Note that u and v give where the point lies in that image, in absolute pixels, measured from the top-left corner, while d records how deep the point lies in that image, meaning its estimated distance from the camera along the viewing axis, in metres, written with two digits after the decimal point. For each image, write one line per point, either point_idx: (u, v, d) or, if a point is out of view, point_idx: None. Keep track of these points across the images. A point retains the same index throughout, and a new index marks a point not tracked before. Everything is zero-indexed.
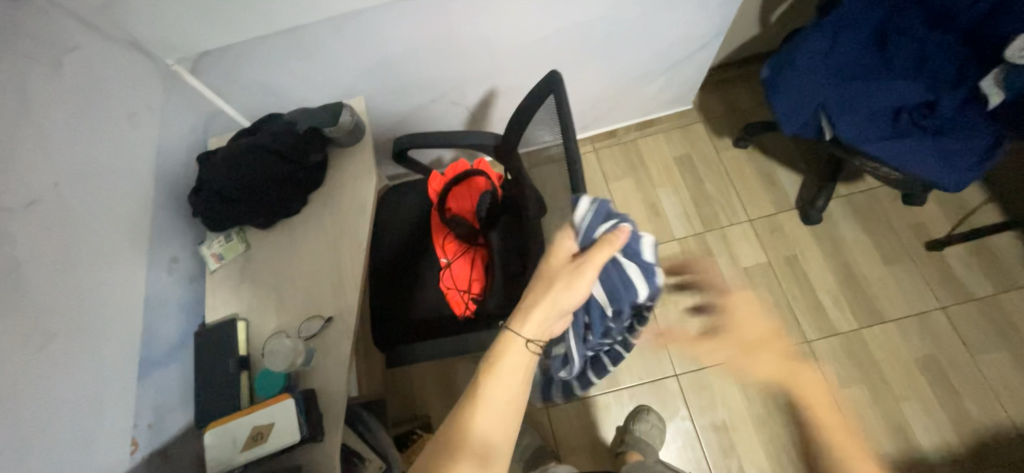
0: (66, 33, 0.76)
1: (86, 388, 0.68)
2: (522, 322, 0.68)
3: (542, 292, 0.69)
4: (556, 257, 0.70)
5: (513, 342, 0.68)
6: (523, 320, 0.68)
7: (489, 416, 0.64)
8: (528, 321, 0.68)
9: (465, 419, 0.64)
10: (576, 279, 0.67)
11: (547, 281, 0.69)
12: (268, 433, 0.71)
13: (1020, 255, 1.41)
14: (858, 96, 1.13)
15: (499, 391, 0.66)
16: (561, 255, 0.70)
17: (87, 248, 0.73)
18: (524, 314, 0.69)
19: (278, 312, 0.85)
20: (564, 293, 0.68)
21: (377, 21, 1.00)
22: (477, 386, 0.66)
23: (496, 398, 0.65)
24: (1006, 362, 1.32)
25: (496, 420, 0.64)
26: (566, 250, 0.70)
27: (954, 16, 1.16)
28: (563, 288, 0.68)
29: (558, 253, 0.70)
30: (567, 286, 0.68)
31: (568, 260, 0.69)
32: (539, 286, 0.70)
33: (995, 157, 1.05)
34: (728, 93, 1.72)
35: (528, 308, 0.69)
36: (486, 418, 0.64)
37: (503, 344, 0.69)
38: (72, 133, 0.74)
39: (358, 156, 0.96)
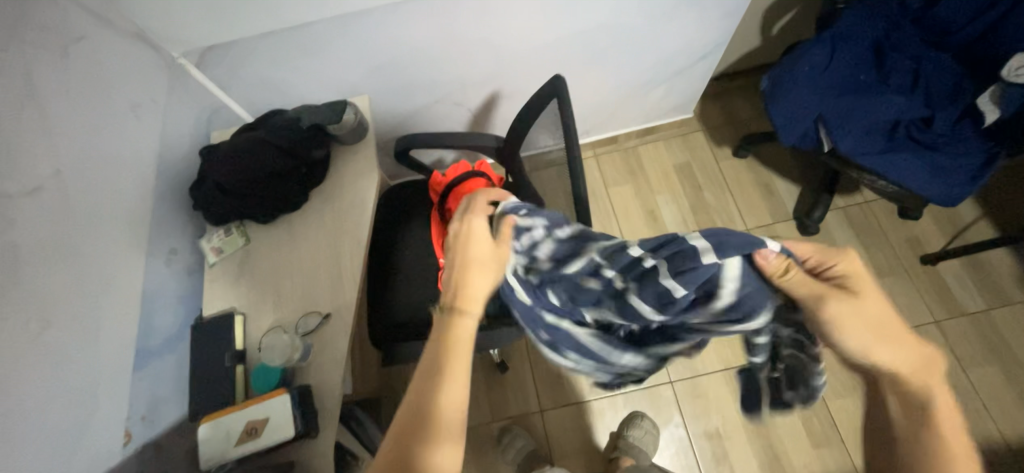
0: (74, 23, 0.77)
1: (81, 378, 0.67)
2: (457, 302, 0.64)
3: (472, 278, 0.65)
4: (475, 241, 0.67)
5: (450, 323, 0.63)
6: (461, 306, 0.64)
7: (445, 387, 0.58)
8: (463, 304, 0.64)
9: (422, 396, 0.58)
10: (497, 263, 0.67)
11: (470, 268, 0.66)
12: (263, 428, 0.70)
13: (1012, 271, 1.43)
14: (856, 110, 1.15)
15: (455, 358, 0.61)
16: (479, 241, 0.67)
17: (87, 238, 0.73)
18: (455, 301, 0.64)
19: (275, 307, 0.85)
20: (484, 279, 0.65)
21: (384, 21, 1.01)
22: (429, 362, 0.61)
23: (452, 366, 0.60)
24: (997, 377, 1.33)
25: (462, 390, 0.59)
26: (479, 236, 0.67)
27: (952, 34, 1.18)
28: (487, 274, 0.66)
29: (477, 239, 0.67)
30: (492, 271, 0.66)
31: (489, 244, 0.67)
32: (457, 271, 0.66)
33: (988, 173, 1.06)
34: (728, 103, 1.74)
35: (453, 295, 0.65)
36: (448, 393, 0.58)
37: (447, 328, 0.63)
38: (75, 122, 0.74)
39: (361, 154, 0.96)
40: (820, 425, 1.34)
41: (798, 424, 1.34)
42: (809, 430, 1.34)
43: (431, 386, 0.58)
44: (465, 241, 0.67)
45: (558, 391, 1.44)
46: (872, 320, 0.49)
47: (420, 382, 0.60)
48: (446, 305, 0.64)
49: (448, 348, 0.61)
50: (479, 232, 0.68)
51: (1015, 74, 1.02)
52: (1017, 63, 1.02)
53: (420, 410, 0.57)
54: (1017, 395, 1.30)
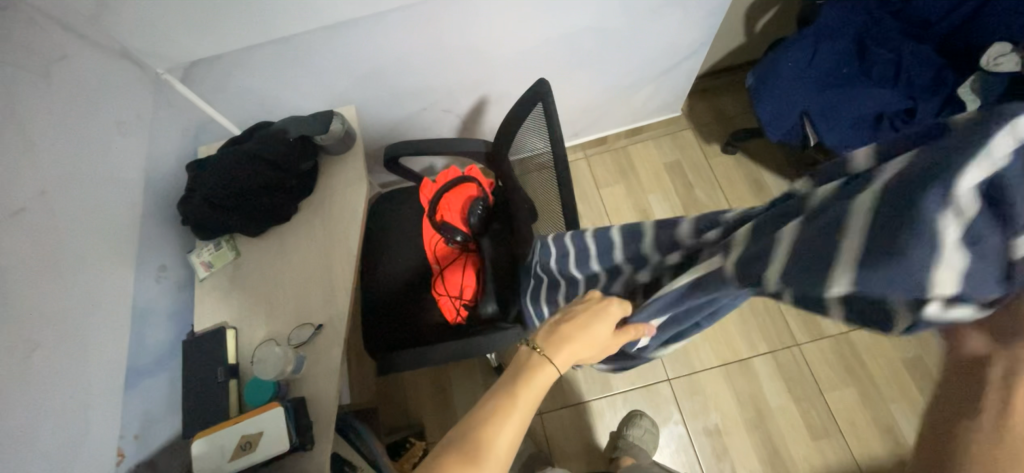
0: (56, 43, 0.76)
1: (73, 399, 0.67)
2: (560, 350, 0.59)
3: (580, 349, 0.59)
4: (609, 320, 0.59)
5: (541, 369, 0.59)
6: (553, 362, 0.59)
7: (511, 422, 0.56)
8: (563, 365, 0.59)
9: (492, 408, 0.56)
10: (611, 344, 0.60)
11: (585, 339, 0.59)
12: (257, 442, 0.70)
13: None
14: (840, 104, 1.16)
15: (535, 390, 0.58)
16: (614, 320, 0.59)
17: (75, 257, 0.72)
18: (555, 365, 0.59)
19: (267, 321, 0.84)
20: (591, 354, 0.60)
21: (369, 30, 1.01)
22: (510, 384, 0.58)
23: (533, 396, 0.58)
24: None
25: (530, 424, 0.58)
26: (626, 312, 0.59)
27: (931, 26, 1.20)
28: (597, 351, 0.60)
29: (609, 315, 0.59)
30: (606, 348, 0.60)
31: (614, 327, 0.59)
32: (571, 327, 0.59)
33: None
34: (716, 101, 1.76)
35: (560, 361, 0.59)
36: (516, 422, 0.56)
37: (534, 372, 0.59)
38: (60, 141, 0.73)
39: (349, 163, 0.96)
40: (818, 418, 1.34)
41: (796, 417, 1.35)
42: (807, 423, 1.34)
43: (506, 410, 0.56)
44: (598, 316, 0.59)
45: (556, 393, 1.44)
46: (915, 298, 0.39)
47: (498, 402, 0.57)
48: (542, 353, 0.60)
49: (531, 382, 0.58)
50: (625, 308, 0.59)
51: (993, 63, 1.04)
52: (994, 52, 1.05)
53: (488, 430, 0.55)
54: None
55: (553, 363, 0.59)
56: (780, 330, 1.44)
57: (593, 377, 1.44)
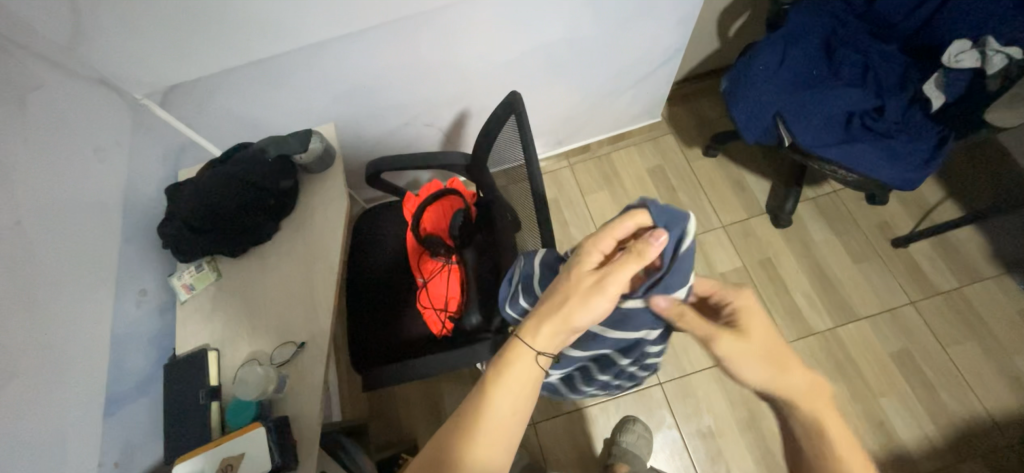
0: (32, 72, 0.77)
1: (51, 429, 0.66)
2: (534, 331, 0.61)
3: (553, 302, 0.60)
4: (578, 265, 0.61)
5: (514, 356, 0.61)
6: (530, 327, 0.61)
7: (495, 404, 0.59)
8: (536, 333, 0.60)
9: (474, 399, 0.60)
10: (590, 292, 0.58)
11: (556, 292, 0.61)
12: (240, 463, 0.70)
13: (980, 247, 1.47)
14: (812, 103, 1.18)
15: (504, 383, 0.60)
16: (583, 264, 0.60)
17: (52, 285, 0.72)
18: (532, 324, 0.61)
19: (249, 341, 0.84)
20: (569, 304, 0.59)
21: (346, 49, 1.03)
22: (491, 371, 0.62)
23: (505, 388, 0.60)
24: (976, 353, 1.35)
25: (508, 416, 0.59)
26: (596, 256, 0.61)
27: (894, 26, 1.24)
28: (574, 300, 0.59)
29: (576, 262, 0.61)
30: (583, 298, 0.59)
31: (584, 272, 0.60)
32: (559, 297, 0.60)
33: (941, 154, 1.09)
34: (695, 105, 1.79)
35: (532, 322, 0.61)
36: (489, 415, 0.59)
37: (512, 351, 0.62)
38: (36, 170, 0.74)
39: (329, 180, 0.97)
40: None
41: None
42: None
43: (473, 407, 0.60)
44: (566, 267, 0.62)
45: (548, 402, 1.43)
46: (763, 352, 0.60)
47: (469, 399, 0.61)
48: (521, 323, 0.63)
49: (500, 375, 0.61)
50: (594, 252, 0.61)
51: (954, 60, 1.08)
52: (955, 50, 1.08)
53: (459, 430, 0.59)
54: (997, 369, 1.33)
55: (527, 332, 0.61)
56: None
57: None
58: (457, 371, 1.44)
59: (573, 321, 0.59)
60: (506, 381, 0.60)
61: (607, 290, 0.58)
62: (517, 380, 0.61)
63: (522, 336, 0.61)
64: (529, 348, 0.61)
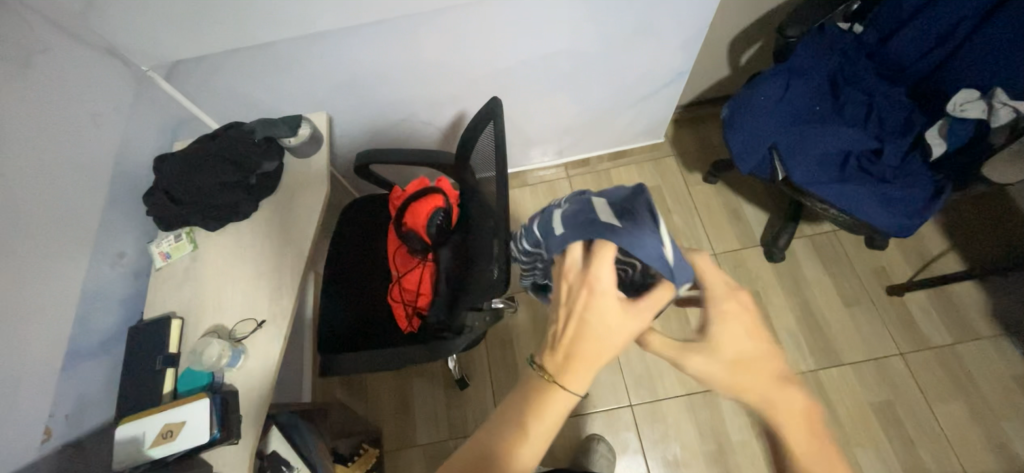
0: (39, 38, 0.83)
1: (2, 372, 0.71)
2: (567, 375, 0.55)
3: (589, 348, 0.54)
4: (597, 292, 0.55)
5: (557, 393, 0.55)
6: (568, 370, 0.55)
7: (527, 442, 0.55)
8: (577, 375, 0.54)
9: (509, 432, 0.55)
10: (631, 325, 0.54)
11: (581, 332, 0.55)
12: (178, 431, 0.74)
13: (980, 305, 1.41)
14: (810, 140, 1.15)
15: (550, 413, 0.55)
16: (607, 295, 0.54)
17: (28, 240, 0.77)
18: (566, 370, 0.55)
19: (213, 314, 0.88)
20: (599, 345, 0.54)
21: (347, 42, 1.05)
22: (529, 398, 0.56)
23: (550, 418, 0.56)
24: (962, 413, 1.30)
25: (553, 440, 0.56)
26: (609, 286, 0.55)
27: (904, 69, 1.22)
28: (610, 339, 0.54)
29: (595, 291, 0.55)
30: (619, 335, 0.54)
31: (614, 306, 0.54)
32: (579, 336, 0.55)
33: (937, 205, 1.07)
34: (700, 130, 1.77)
35: (562, 362, 0.55)
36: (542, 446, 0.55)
37: (551, 395, 0.55)
38: (31, 130, 0.79)
39: (314, 167, 1.01)
40: None
41: (756, 454, 1.31)
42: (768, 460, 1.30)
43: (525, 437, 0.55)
44: (586, 295, 0.55)
45: None
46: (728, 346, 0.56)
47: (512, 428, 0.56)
48: (552, 367, 0.56)
49: (546, 408, 0.55)
50: (605, 276, 0.55)
51: (958, 109, 1.05)
52: (960, 98, 1.05)
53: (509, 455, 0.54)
54: (982, 432, 1.27)
55: (560, 374, 0.55)
56: None
57: None
58: (429, 369, 1.45)
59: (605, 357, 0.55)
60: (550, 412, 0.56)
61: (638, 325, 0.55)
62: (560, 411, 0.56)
63: (556, 377, 0.55)
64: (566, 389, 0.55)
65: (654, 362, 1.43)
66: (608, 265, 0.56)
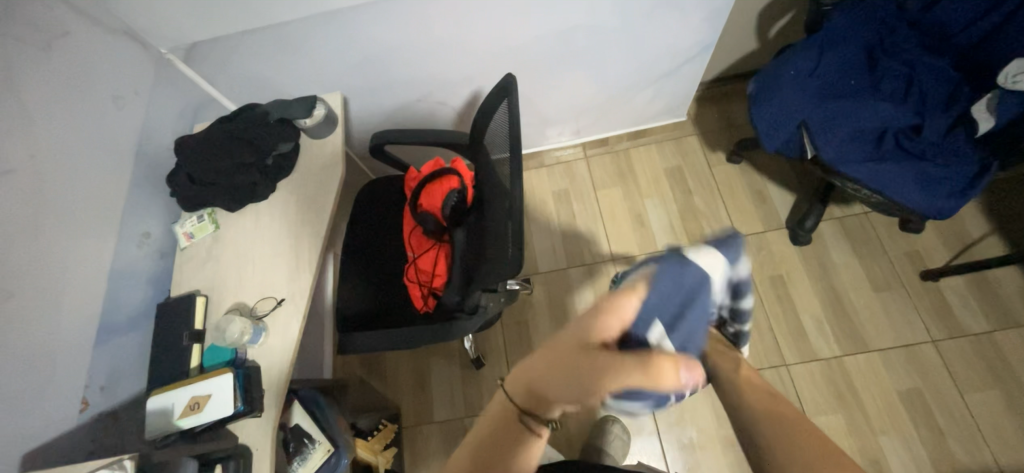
0: (59, 20, 0.85)
1: (37, 344, 0.76)
2: (533, 409, 0.52)
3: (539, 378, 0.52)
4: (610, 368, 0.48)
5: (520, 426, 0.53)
6: (536, 405, 0.52)
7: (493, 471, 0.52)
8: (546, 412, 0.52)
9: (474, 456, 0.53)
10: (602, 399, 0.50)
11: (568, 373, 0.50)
12: (204, 404, 0.78)
13: (1022, 290, 1.34)
14: (841, 115, 1.09)
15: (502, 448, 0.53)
16: (613, 366, 0.48)
17: (56, 218, 0.81)
18: (536, 401, 0.52)
19: (236, 292, 0.92)
20: (548, 377, 0.51)
21: (360, 20, 1.03)
22: (495, 425, 0.54)
23: (507, 449, 0.53)
24: (997, 403, 1.24)
25: None
26: (612, 322, 0.55)
27: (950, 38, 1.13)
28: (566, 375, 0.50)
29: (612, 361, 0.49)
30: (577, 371, 0.49)
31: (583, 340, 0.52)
32: (567, 377, 0.50)
33: (979, 185, 1.00)
34: (725, 107, 1.70)
35: (517, 382, 0.53)
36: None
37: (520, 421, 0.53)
38: (54, 114, 0.82)
39: (328, 148, 1.03)
40: None
41: None
42: None
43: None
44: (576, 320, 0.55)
45: None
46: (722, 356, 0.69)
47: (461, 462, 0.53)
48: (522, 396, 0.53)
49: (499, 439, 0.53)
50: (611, 322, 0.55)
51: (1009, 82, 0.98)
52: (1013, 69, 0.98)
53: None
54: (1017, 423, 1.22)
55: (525, 400, 0.53)
56: (768, 348, 1.37)
57: None
58: (446, 348, 1.47)
59: (556, 396, 0.51)
60: (509, 449, 0.52)
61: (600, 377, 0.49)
62: (519, 455, 0.52)
63: (519, 401, 0.53)
64: (521, 415, 0.53)
65: None
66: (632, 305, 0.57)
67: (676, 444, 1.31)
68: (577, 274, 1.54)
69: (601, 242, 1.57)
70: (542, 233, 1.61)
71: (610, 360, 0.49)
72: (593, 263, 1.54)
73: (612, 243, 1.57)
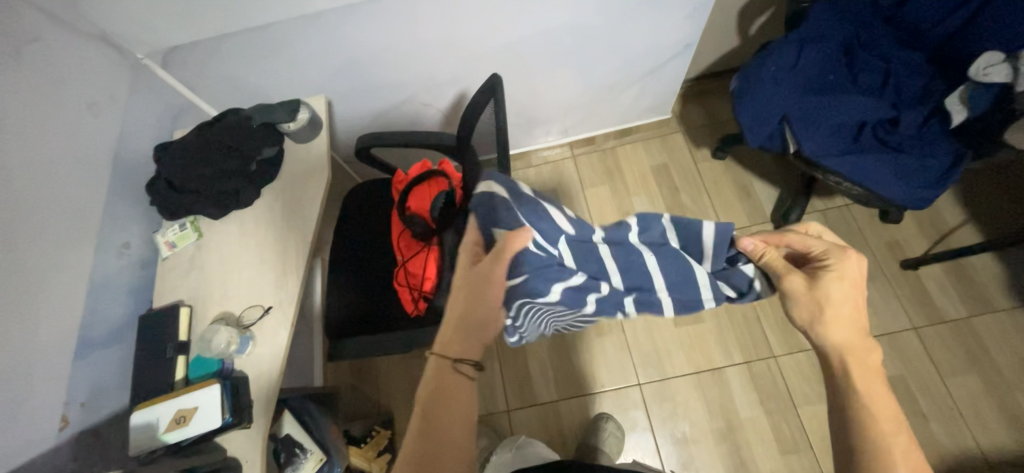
0: (29, 25, 0.82)
1: (13, 361, 0.73)
2: (455, 344, 0.65)
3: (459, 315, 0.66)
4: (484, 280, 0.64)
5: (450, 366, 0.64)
6: (457, 341, 0.65)
7: (446, 407, 0.62)
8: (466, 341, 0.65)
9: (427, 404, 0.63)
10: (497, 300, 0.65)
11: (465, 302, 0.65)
12: (191, 416, 0.76)
13: (997, 277, 1.38)
14: (822, 110, 1.11)
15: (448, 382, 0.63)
16: (484, 277, 0.64)
17: (31, 231, 0.79)
18: (454, 337, 0.65)
19: (221, 301, 0.90)
20: (462, 307, 0.66)
21: (343, 21, 1.01)
22: (434, 374, 0.65)
23: (454, 386, 0.64)
24: (977, 387, 1.28)
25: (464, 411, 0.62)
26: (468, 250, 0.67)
27: (923, 33, 1.16)
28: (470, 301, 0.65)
29: (482, 275, 0.64)
30: (472, 296, 0.65)
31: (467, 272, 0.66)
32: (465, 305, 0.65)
33: (955, 174, 1.03)
34: (709, 104, 1.72)
35: (447, 330, 0.66)
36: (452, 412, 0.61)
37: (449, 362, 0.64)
38: (25, 123, 0.79)
39: (313, 152, 1.01)
40: (790, 432, 1.30)
41: (767, 430, 1.31)
42: (778, 436, 1.30)
43: (438, 411, 0.62)
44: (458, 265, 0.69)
45: (523, 391, 1.43)
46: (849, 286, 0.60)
47: (421, 412, 0.62)
48: (445, 339, 0.66)
49: (442, 380, 0.64)
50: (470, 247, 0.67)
51: (980, 74, 1.01)
52: (982, 62, 1.02)
53: (424, 422, 0.61)
54: (996, 405, 1.25)
55: (448, 343, 0.65)
56: (757, 341, 1.39)
57: (563, 378, 1.43)
58: None
59: (474, 320, 0.66)
60: (453, 386, 0.63)
61: (495, 283, 0.64)
62: (464, 386, 0.64)
63: (445, 347, 0.65)
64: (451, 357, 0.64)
65: (661, 340, 1.43)
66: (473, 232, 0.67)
67: (669, 438, 1.32)
68: None
69: None
70: None
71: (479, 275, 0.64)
72: None
73: None
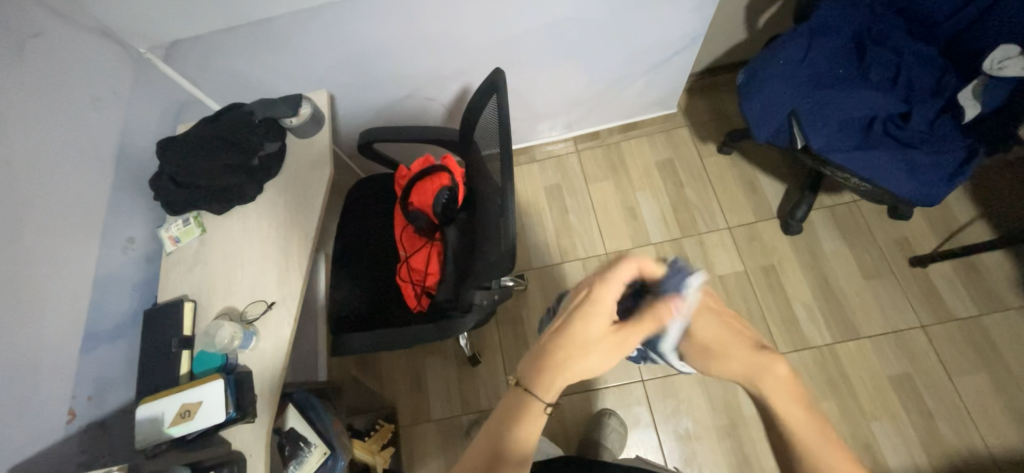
0: (32, 21, 0.82)
1: (19, 355, 0.74)
2: (545, 389, 0.61)
3: (571, 359, 0.61)
4: (599, 342, 0.60)
5: (526, 400, 0.62)
6: (542, 385, 0.61)
7: (516, 438, 0.62)
8: (547, 386, 0.61)
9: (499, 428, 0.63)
10: (610, 356, 0.61)
11: (565, 348, 0.61)
12: (195, 411, 0.76)
13: (1007, 274, 1.36)
14: (829, 104, 1.09)
15: (532, 417, 0.62)
16: (606, 339, 0.60)
17: (35, 226, 0.79)
18: (545, 381, 0.61)
19: (225, 297, 0.90)
20: (581, 354, 0.61)
21: (346, 16, 1.01)
22: (507, 402, 0.63)
23: (523, 423, 0.62)
24: (984, 386, 1.27)
25: (529, 445, 0.62)
26: (608, 296, 0.60)
27: (936, 25, 1.13)
28: (583, 352, 0.60)
29: (609, 334, 0.61)
30: (588, 354, 0.60)
31: (602, 324, 0.60)
32: (566, 352, 0.61)
33: (968, 170, 1.00)
34: (715, 98, 1.70)
35: (534, 367, 0.62)
36: (517, 445, 0.61)
37: (529, 399, 0.62)
38: (29, 119, 0.80)
39: (316, 147, 1.01)
40: None
41: None
42: None
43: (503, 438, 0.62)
44: (581, 310, 0.61)
45: None
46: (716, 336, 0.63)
47: (489, 433, 0.63)
48: (528, 381, 0.62)
49: (520, 413, 0.62)
50: (612, 292, 0.60)
51: (996, 68, 0.99)
52: (999, 55, 0.99)
53: (497, 446, 0.61)
54: (1004, 405, 1.24)
55: (532, 381, 0.62)
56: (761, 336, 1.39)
57: None
58: (440, 346, 1.46)
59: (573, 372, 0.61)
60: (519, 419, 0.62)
61: (617, 348, 0.61)
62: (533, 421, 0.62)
63: (529, 385, 0.62)
64: (531, 396, 0.61)
65: None
66: (614, 287, 0.60)
67: (672, 434, 1.32)
68: (570, 269, 1.54)
69: (594, 236, 1.57)
70: (535, 228, 1.60)
71: (607, 337, 0.60)
72: (587, 258, 1.54)
73: (606, 237, 1.57)
